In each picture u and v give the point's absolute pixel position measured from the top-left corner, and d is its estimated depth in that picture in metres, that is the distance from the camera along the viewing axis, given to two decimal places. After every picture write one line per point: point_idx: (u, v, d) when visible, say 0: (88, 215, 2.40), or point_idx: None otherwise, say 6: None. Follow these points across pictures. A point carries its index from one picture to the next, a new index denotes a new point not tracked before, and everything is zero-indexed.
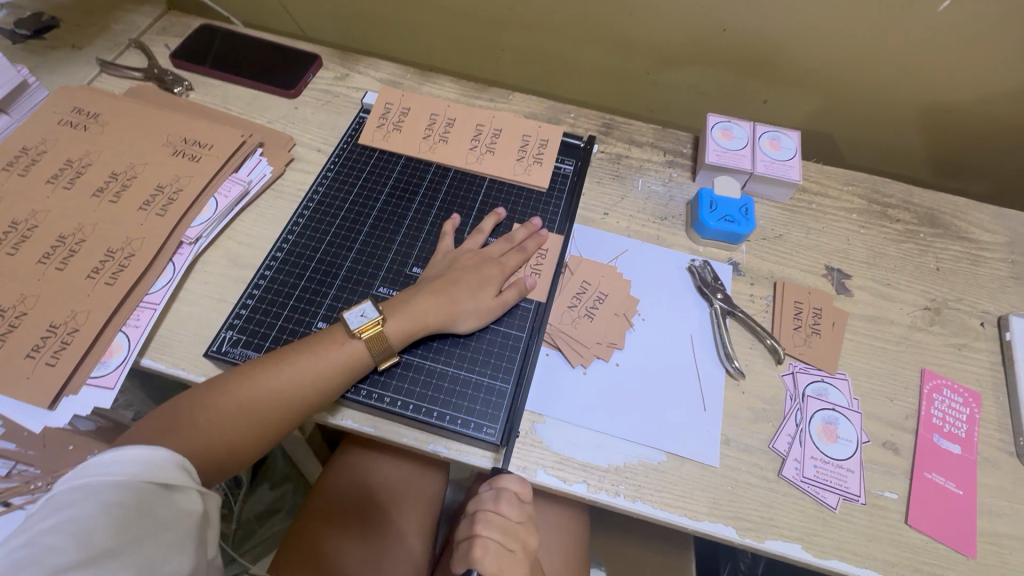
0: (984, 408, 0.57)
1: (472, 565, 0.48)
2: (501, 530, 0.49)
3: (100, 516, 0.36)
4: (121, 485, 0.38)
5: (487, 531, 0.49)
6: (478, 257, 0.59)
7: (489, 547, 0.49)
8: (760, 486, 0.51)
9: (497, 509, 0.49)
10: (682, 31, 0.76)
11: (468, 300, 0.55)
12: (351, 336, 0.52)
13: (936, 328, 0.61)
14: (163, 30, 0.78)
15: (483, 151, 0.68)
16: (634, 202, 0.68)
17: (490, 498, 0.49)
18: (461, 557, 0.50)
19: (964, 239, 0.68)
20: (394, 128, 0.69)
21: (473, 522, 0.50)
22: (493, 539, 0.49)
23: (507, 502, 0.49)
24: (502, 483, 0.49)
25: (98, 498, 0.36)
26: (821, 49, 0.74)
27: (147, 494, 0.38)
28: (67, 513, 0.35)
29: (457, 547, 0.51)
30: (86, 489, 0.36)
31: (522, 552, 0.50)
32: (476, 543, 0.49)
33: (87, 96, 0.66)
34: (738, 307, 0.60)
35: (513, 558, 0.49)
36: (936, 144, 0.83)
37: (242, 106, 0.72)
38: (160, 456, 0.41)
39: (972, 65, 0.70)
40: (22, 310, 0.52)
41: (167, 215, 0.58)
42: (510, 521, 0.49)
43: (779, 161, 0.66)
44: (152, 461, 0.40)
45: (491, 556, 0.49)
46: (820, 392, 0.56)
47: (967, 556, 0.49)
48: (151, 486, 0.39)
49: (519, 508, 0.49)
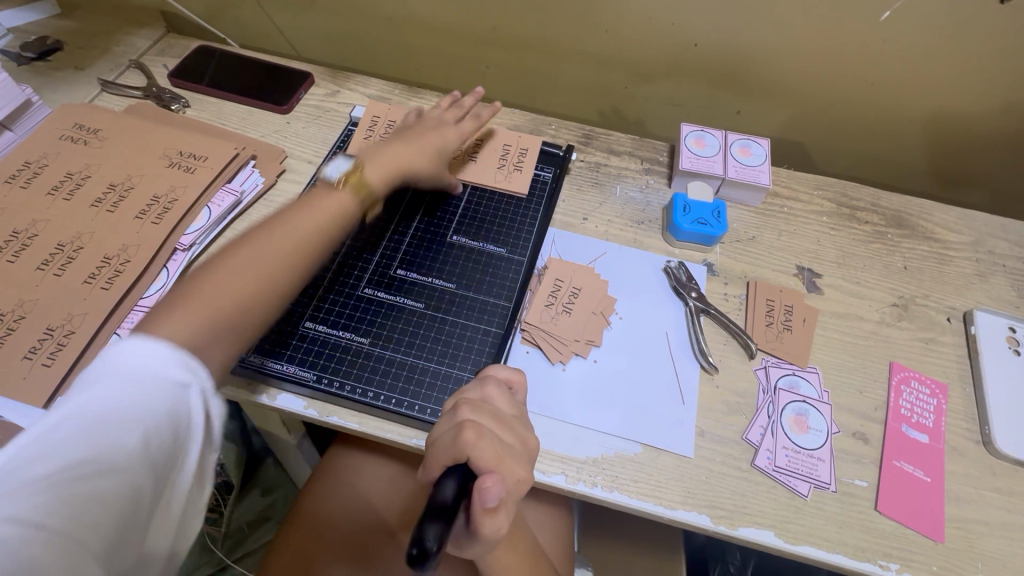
0: (951, 398, 0.58)
1: (468, 446, 0.41)
2: (493, 414, 0.44)
3: (109, 412, 0.34)
4: (137, 379, 0.35)
5: (480, 412, 0.44)
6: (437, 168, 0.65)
7: (484, 425, 0.43)
8: (733, 475, 0.53)
9: (485, 395, 0.47)
10: (657, 46, 0.80)
11: (426, 158, 0.64)
12: (331, 185, 0.57)
13: (904, 323, 0.63)
14: (162, 52, 0.82)
15: (465, 159, 0.71)
16: (612, 207, 0.71)
17: (475, 385, 0.47)
18: (447, 444, 0.42)
19: (931, 239, 0.71)
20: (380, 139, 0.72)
21: (458, 409, 0.44)
22: (486, 422, 0.43)
23: (494, 386, 0.47)
24: (489, 373, 0.49)
25: (105, 401, 0.34)
26: (787, 61, 0.78)
27: (163, 397, 0.35)
28: (79, 405, 0.34)
29: (433, 447, 0.43)
30: (109, 378, 0.35)
31: (520, 447, 0.44)
32: (464, 426, 0.42)
33: (88, 113, 0.69)
34: (711, 305, 0.62)
35: (511, 449, 0.43)
36: (905, 150, 0.86)
37: (236, 121, 0.75)
38: (181, 358, 0.38)
39: (930, 74, 0.74)
40: (20, 314, 0.54)
41: (162, 223, 0.61)
42: (502, 409, 0.46)
43: (749, 166, 0.69)
44: (161, 357, 0.37)
45: (489, 437, 0.42)
46: (792, 385, 0.58)
47: (935, 541, 0.50)
48: (171, 389, 0.36)
49: (512, 403, 0.47)
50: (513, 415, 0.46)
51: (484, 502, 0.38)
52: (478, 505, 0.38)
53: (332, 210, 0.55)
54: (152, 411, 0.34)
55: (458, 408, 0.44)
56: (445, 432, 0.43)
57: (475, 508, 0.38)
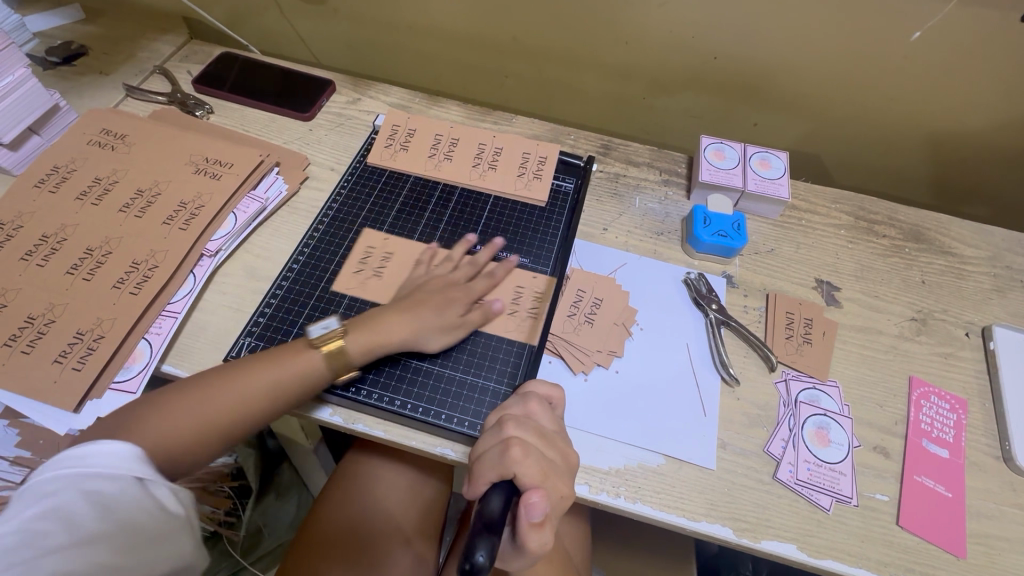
0: (970, 413, 0.59)
1: (514, 463, 0.43)
2: (538, 430, 0.46)
3: (75, 509, 0.37)
4: (104, 476, 0.39)
5: (525, 429, 0.45)
6: (446, 281, 0.60)
7: (529, 442, 0.44)
8: (755, 488, 0.53)
9: (528, 411, 0.48)
10: (676, 58, 0.81)
11: (433, 318, 0.56)
12: (310, 346, 0.54)
13: (923, 338, 0.64)
14: (185, 58, 0.83)
15: (472, 312, 0.59)
16: (631, 218, 0.71)
17: (518, 400, 0.49)
18: (494, 460, 0.43)
19: (948, 253, 0.71)
20: (374, 276, 0.63)
21: (503, 425, 0.46)
22: (530, 439, 0.45)
23: (536, 402, 0.48)
24: (531, 388, 0.50)
25: (74, 489, 0.38)
26: (805, 75, 0.78)
27: (111, 494, 0.39)
28: (48, 503, 0.37)
29: (479, 461, 0.45)
30: (64, 479, 0.38)
31: (562, 462, 0.46)
32: (510, 443, 0.44)
33: (114, 118, 0.70)
34: (732, 317, 0.62)
35: (554, 466, 0.45)
36: (921, 164, 0.87)
37: (260, 128, 0.76)
38: (132, 450, 0.41)
39: (947, 90, 0.75)
40: (50, 318, 0.55)
41: (189, 229, 0.61)
42: (544, 425, 0.47)
43: (769, 179, 0.70)
44: (120, 458, 0.40)
45: (535, 455, 0.44)
46: (813, 399, 0.58)
47: (957, 556, 0.51)
48: (115, 485, 0.39)
49: (553, 417, 0.48)
50: (555, 430, 0.47)
51: (530, 517, 0.40)
52: (524, 520, 0.40)
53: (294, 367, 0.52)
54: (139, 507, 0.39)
55: (503, 424, 0.46)
56: (492, 448, 0.45)
57: (521, 522, 0.41)
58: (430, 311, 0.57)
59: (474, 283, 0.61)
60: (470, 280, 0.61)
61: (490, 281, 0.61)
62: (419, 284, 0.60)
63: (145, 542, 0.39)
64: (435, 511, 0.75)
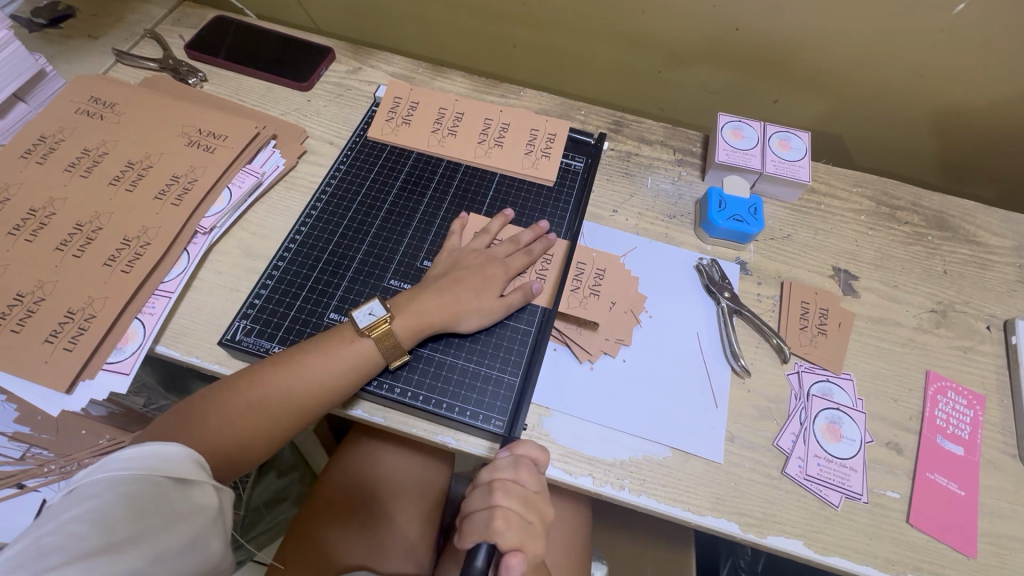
0: (987, 410, 0.57)
1: (496, 534, 0.45)
2: (522, 499, 0.47)
3: (119, 507, 0.36)
4: (140, 478, 0.39)
5: (509, 499, 0.46)
6: (483, 257, 0.59)
7: (513, 512, 0.46)
8: (763, 483, 0.52)
9: (516, 477, 0.47)
10: (695, 30, 0.77)
11: (472, 300, 0.55)
12: (358, 334, 0.52)
13: (942, 330, 0.61)
14: (178, 21, 0.79)
15: (512, 292, 0.57)
16: (643, 200, 0.68)
17: (509, 465, 0.47)
18: (478, 529, 0.46)
19: (973, 243, 0.68)
20: (434, 249, 0.62)
21: (490, 492, 0.47)
22: (513, 508, 0.46)
23: (527, 469, 0.47)
24: (522, 451, 0.48)
25: (118, 489, 0.37)
26: (835, 49, 0.73)
27: (162, 488, 0.39)
28: (90, 505, 0.36)
29: (467, 521, 0.47)
30: (106, 482, 0.38)
31: (540, 523, 0.48)
32: (495, 513, 0.46)
33: (104, 86, 0.67)
34: (745, 306, 0.60)
35: (532, 531, 0.47)
36: (948, 145, 0.82)
37: (256, 98, 0.72)
38: (162, 449, 0.41)
39: (984, 70, 0.70)
40: (40, 296, 0.53)
41: (182, 205, 0.59)
42: (529, 491, 0.47)
43: (788, 161, 0.66)
44: (169, 457, 0.41)
45: (516, 525, 0.46)
46: (825, 392, 0.56)
47: (966, 555, 0.50)
48: (167, 481, 0.40)
49: (539, 479, 0.48)
50: (541, 492, 0.48)
51: None
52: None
53: (343, 353, 0.51)
54: (178, 508, 0.39)
55: (490, 491, 0.47)
56: (478, 513, 0.47)
57: None
58: (469, 291, 0.56)
59: (511, 259, 0.59)
60: (509, 256, 0.60)
61: (528, 258, 0.59)
62: (458, 260, 0.59)
63: (194, 537, 0.39)
64: (437, 495, 0.74)
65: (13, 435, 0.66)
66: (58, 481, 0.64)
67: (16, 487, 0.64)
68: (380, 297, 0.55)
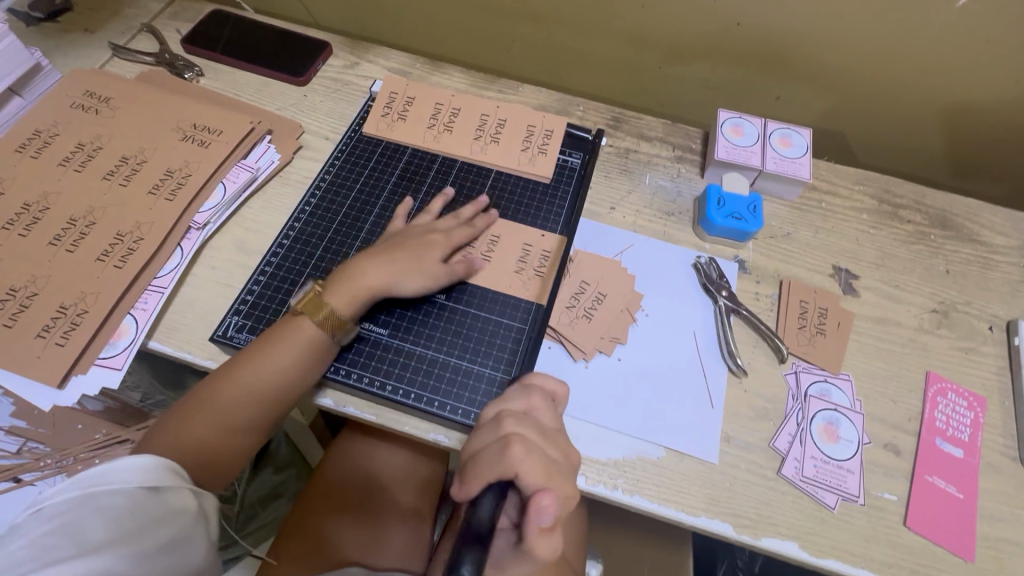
0: (988, 412, 0.56)
1: (517, 462, 0.42)
2: (537, 429, 0.45)
3: (94, 517, 0.36)
4: (113, 486, 0.38)
5: (524, 425, 0.44)
6: (471, 246, 0.59)
7: (530, 439, 0.43)
8: (758, 484, 0.51)
9: (529, 406, 0.46)
10: (696, 25, 0.76)
11: None
12: (344, 326, 0.52)
13: (943, 331, 0.61)
14: (174, 15, 0.78)
15: (499, 277, 0.57)
16: (641, 196, 0.67)
17: (519, 394, 0.47)
18: (494, 459, 0.42)
19: (976, 242, 0.67)
20: None
21: (501, 422, 0.44)
22: (530, 436, 0.44)
23: (539, 398, 0.47)
24: (538, 382, 0.49)
25: (88, 500, 0.37)
26: (838, 44, 0.72)
27: (139, 494, 0.39)
28: (59, 519, 0.35)
29: (475, 461, 0.43)
30: (74, 494, 0.37)
31: (563, 460, 0.45)
32: (511, 440, 0.43)
33: (99, 80, 0.66)
34: (742, 305, 0.59)
35: (556, 466, 0.44)
36: (952, 143, 0.81)
37: (252, 93, 0.72)
38: (129, 456, 0.39)
39: (989, 65, 0.69)
40: (33, 291, 0.53)
41: (176, 200, 0.59)
42: (544, 422, 0.46)
43: (789, 158, 0.66)
44: (142, 465, 0.40)
45: (536, 453, 0.43)
46: (823, 392, 0.56)
47: (964, 559, 0.49)
48: (144, 487, 0.39)
49: (552, 411, 0.47)
50: (556, 428, 0.46)
51: (542, 521, 0.40)
52: (533, 524, 0.40)
53: None
54: (158, 514, 0.39)
55: (501, 421, 0.44)
56: (489, 446, 0.43)
57: (530, 527, 0.40)
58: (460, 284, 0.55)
59: (501, 248, 0.59)
60: (500, 245, 0.60)
61: (517, 247, 0.59)
62: (447, 250, 0.59)
63: (176, 539, 0.39)
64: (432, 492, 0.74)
65: (8, 430, 0.66)
66: (54, 476, 0.65)
67: (12, 481, 0.64)
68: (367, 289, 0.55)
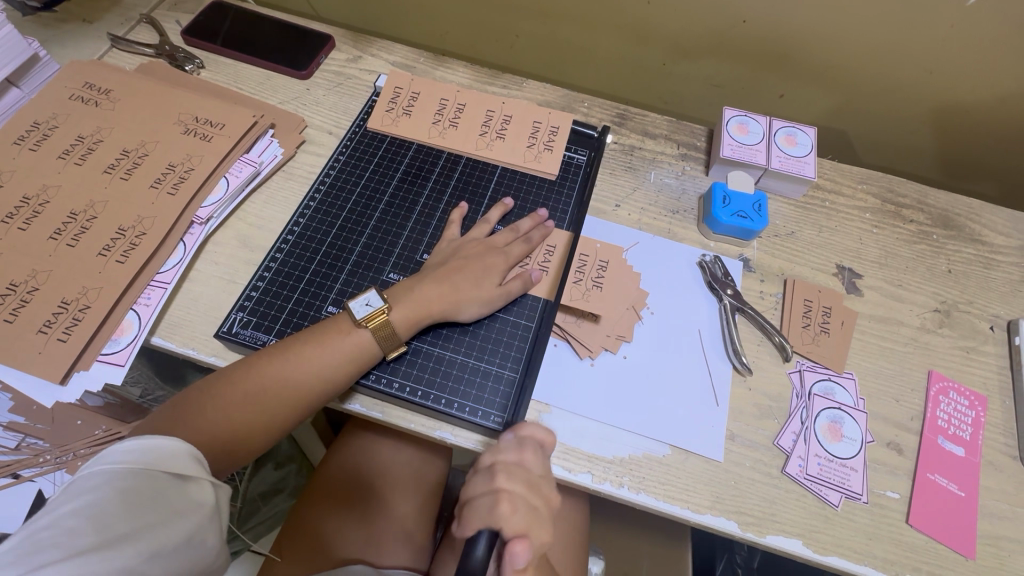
0: (989, 411, 0.57)
1: (502, 520, 0.42)
2: (526, 481, 0.45)
3: (115, 502, 0.36)
4: (138, 471, 0.38)
5: (513, 482, 0.44)
6: (482, 246, 0.58)
7: (517, 495, 0.44)
8: (763, 482, 0.51)
9: (521, 459, 0.46)
10: (701, 23, 0.75)
11: (472, 295, 0.55)
12: (355, 325, 0.52)
13: (945, 330, 0.61)
14: (174, 6, 0.77)
15: (512, 280, 0.57)
16: (646, 194, 0.67)
17: (513, 446, 0.46)
18: (481, 515, 0.43)
19: (978, 242, 0.67)
20: (433, 240, 0.61)
21: (492, 476, 0.44)
22: (518, 491, 0.44)
23: (531, 451, 0.47)
24: (527, 432, 0.47)
25: (115, 484, 0.37)
26: (844, 43, 0.72)
27: (161, 482, 0.39)
28: (86, 499, 0.35)
29: (467, 509, 0.44)
30: (105, 475, 0.37)
31: (544, 508, 0.45)
32: (499, 498, 0.43)
33: (99, 71, 0.65)
34: (747, 303, 0.59)
35: (538, 516, 0.44)
36: (953, 143, 0.82)
37: (254, 86, 0.71)
38: (158, 442, 0.40)
39: (992, 67, 0.70)
40: (34, 285, 0.52)
41: (178, 194, 0.58)
42: (534, 474, 0.46)
43: (794, 157, 0.66)
44: (168, 450, 0.41)
45: (521, 508, 0.43)
46: (827, 391, 0.56)
47: (965, 556, 0.50)
48: (166, 476, 0.39)
49: (542, 461, 0.47)
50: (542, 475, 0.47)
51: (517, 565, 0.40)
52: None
53: (341, 347, 0.50)
54: (174, 506, 0.38)
55: (492, 475, 0.44)
56: (478, 501, 0.43)
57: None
58: (469, 283, 0.55)
59: (510, 247, 0.59)
60: (509, 245, 0.59)
61: (527, 247, 0.59)
62: (458, 249, 0.58)
63: (190, 534, 0.38)
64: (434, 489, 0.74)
65: (7, 425, 0.65)
66: (54, 472, 0.64)
67: (10, 477, 0.64)
68: (377, 288, 0.54)
